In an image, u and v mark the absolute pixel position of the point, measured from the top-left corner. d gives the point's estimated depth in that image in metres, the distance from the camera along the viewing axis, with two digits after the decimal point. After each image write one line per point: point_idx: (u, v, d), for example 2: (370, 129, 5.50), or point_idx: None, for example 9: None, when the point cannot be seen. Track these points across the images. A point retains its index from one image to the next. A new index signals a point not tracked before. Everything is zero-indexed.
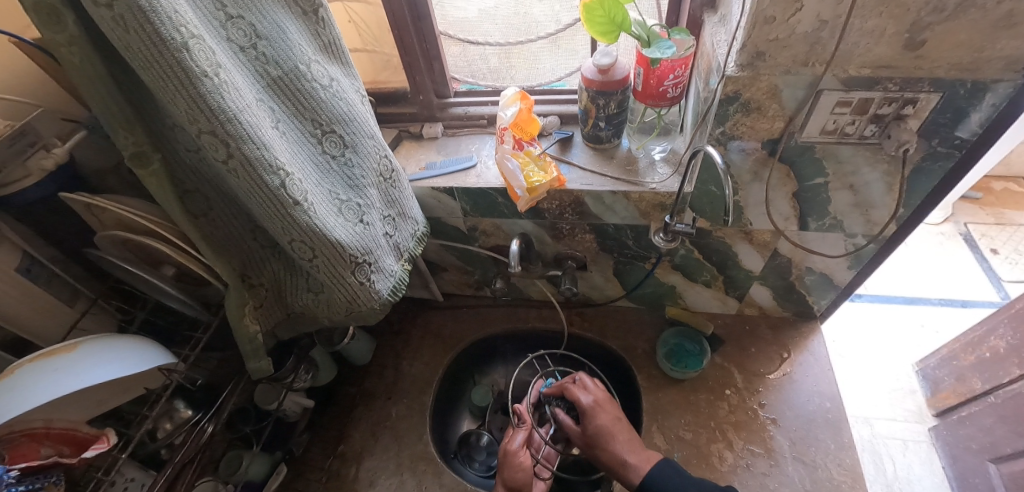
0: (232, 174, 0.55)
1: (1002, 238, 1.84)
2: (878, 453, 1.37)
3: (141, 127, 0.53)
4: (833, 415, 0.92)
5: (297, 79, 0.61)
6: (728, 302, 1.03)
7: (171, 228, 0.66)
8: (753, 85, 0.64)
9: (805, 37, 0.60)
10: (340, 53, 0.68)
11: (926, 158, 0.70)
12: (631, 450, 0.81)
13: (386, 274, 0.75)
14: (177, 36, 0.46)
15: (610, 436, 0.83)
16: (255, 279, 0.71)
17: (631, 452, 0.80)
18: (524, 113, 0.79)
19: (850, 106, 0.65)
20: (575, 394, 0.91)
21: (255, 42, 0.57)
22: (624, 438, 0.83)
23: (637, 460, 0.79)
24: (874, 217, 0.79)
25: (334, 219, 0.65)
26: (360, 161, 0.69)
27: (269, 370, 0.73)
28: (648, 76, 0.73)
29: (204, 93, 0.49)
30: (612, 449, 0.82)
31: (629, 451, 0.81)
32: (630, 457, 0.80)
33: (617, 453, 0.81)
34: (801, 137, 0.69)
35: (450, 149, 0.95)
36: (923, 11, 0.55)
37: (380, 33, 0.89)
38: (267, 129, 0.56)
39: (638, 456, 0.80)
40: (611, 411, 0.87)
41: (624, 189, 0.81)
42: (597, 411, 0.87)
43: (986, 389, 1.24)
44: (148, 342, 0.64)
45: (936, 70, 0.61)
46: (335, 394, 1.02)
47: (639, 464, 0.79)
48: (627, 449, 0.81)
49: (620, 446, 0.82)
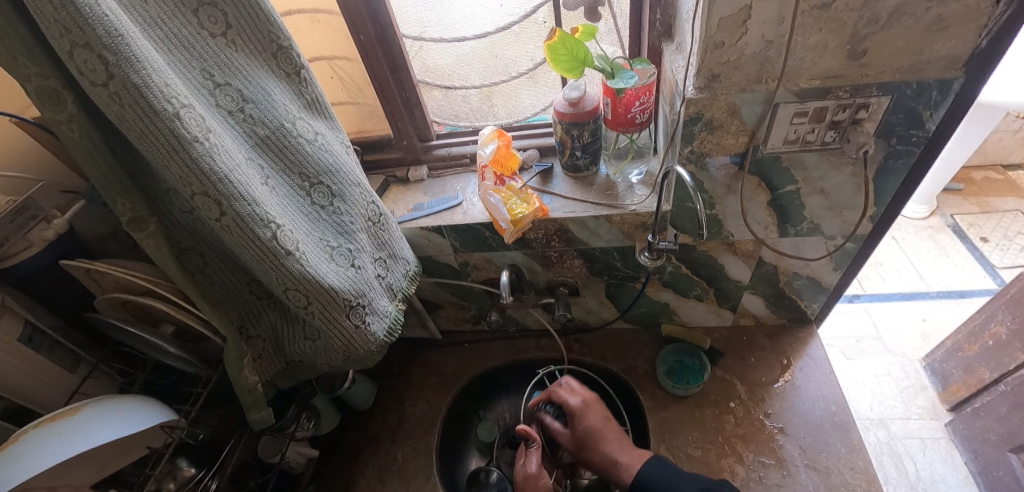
0: (225, 231, 0.58)
1: (990, 226, 1.87)
2: (898, 455, 1.35)
3: (138, 192, 0.56)
4: (840, 418, 0.92)
5: (284, 136, 0.64)
6: (722, 314, 1.04)
7: (168, 285, 0.67)
8: (713, 105, 0.68)
9: (755, 57, 0.64)
10: (324, 108, 0.72)
11: (888, 156, 0.73)
12: (623, 451, 0.84)
13: (380, 315, 0.76)
14: (169, 107, 0.50)
15: (599, 436, 0.87)
16: (252, 331, 0.72)
17: (623, 453, 0.83)
18: (502, 149, 0.83)
19: (806, 115, 0.68)
20: (563, 397, 0.93)
21: (242, 105, 0.61)
22: (614, 437, 0.86)
23: (627, 459, 0.82)
24: (849, 218, 0.82)
25: (326, 265, 0.67)
26: (348, 208, 0.72)
27: (270, 421, 0.72)
28: (616, 105, 0.77)
29: (196, 157, 0.53)
30: (602, 447, 0.86)
31: (620, 451, 0.84)
32: (623, 457, 0.83)
33: (609, 454, 0.84)
34: (765, 148, 0.73)
35: (437, 190, 0.99)
36: (859, 24, 0.60)
37: (361, 87, 0.94)
38: (257, 185, 0.60)
39: (631, 456, 0.83)
40: (600, 411, 0.91)
41: (605, 212, 0.84)
42: (586, 412, 0.90)
43: (995, 378, 1.23)
44: (149, 400, 0.65)
45: (882, 75, 0.65)
46: (339, 442, 1.02)
47: (631, 463, 0.82)
48: (617, 448, 0.85)
49: (610, 446, 0.85)
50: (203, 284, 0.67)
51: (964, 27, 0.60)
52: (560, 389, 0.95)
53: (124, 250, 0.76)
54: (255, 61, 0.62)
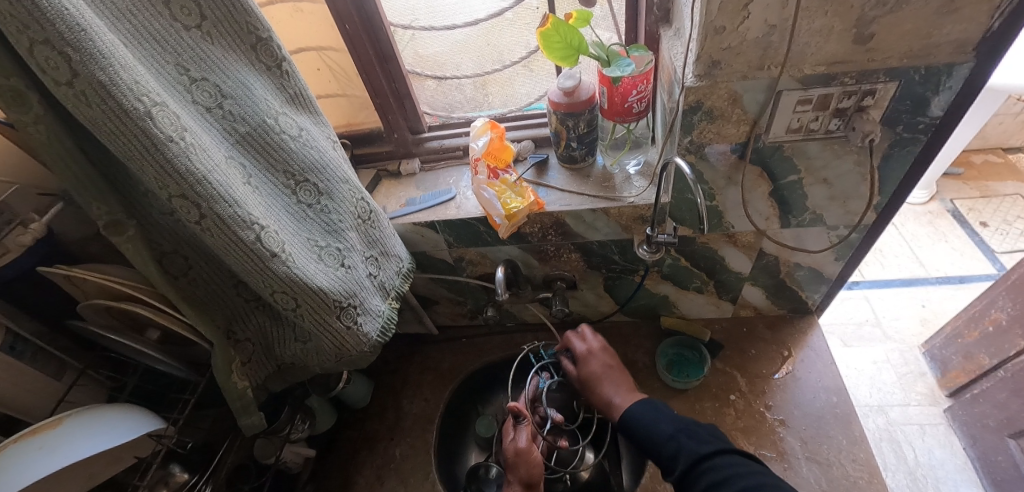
0: (207, 234, 0.55)
1: (990, 210, 1.85)
2: (897, 441, 1.35)
3: (114, 195, 0.54)
4: (842, 410, 0.91)
5: (266, 133, 0.62)
6: (722, 306, 1.02)
7: (150, 291, 0.65)
8: (714, 93, 0.65)
9: (757, 43, 0.61)
10: (308, 102, 0.69)
11: (894, 144, 0.71)
12: (618, 392, 0.82)
13: (373, 315, 0.74)
14: (141, 105, 0.47)
15: (599, 379, 0.85)
16: (241, 335, 0.70)
17: (617, 394, 0.81)
18: (495, 141, 0.80)
19: (810, 103, 0.66)
20: (570, 343, 0.91)
21: (220, 102, 0.58)
22: (612, 381, 0.84)
23: (622, 399, 0.80)
24: (852, 207, 0.80)
25: (314, 266, 0.65)
26: (336, 206, 0.69)
27: (262, 426, 0.71)
28: (612, 94, 0.75)
29: (172, 158, 0.50)
30: (600, 390, 0.84)
31: (616, 393, 0.82)
32: (617, 399, 0.81)
33: (605, 396, 0.82)
34: (768, 138, 0.70)
35: (429, 184, 0.96)
36: (866, 6, 0.57)
37: (350, 78, 0.91)
38: (238, 185, 0.57)
39: (626, 398, 0.81)
40: (605, 358, 0.87)
41: (602, 205, 0.81)
42: (590, 358, 0.87)
43: (994, 363, 1.23)
44: (135, 407, 0.64)
45: (889, 60, 0.62)
46: (336, 441, 1.01)
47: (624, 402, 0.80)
48: (615, 392, 0.82)
49: (608, 388, 0.83)
50: (188, 288, 0.65)
51: (977, 9, 0.57)
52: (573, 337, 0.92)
53: (107, 252, 0.73)
54: (233, 54, 0.59)
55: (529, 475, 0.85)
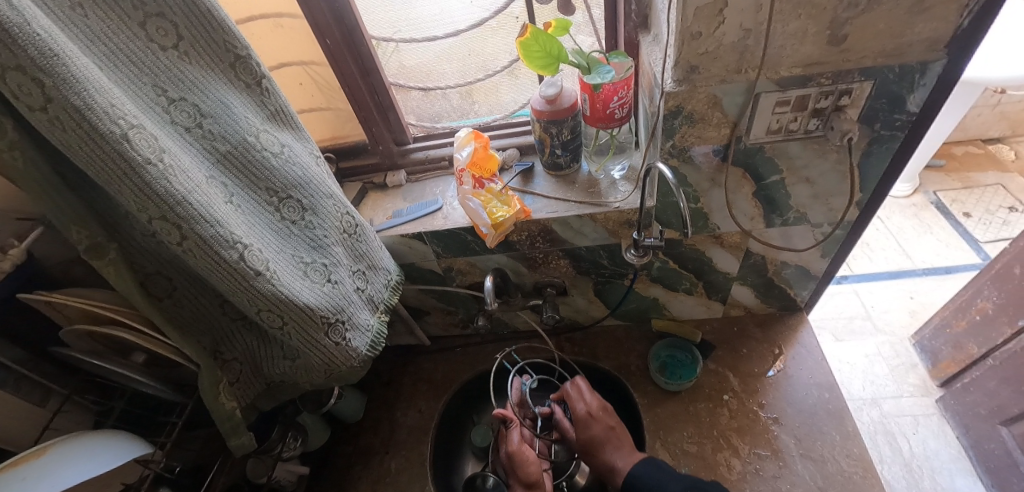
0: (189, 255, 0.55)
1: (972, 201, 1.88)
2: (891, 433, 1.36)
3: (93, 219, 0.53)
4: (834, 405, 0.92)
5: (247, 151, 0.61)
6: (712, 306, 1.02)
7: (131, 313, 0.63)
8: (693, 97, 0.66)
9: (733, 47, 0.62)
10: (289, 118, 0.69)
11: (873, 142, 0.72)
12: (621, 456, 0.86)
13: (362, 329, 0.74)
14: (116, 129, 0.47)
15: (603, 442, 0.87)
16: (228, 355, 0.69)
17: (621, 458, 0.85)
18: (480, 151, 0.81)
19: (788, 104, 0.66)
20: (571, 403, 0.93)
21: (199, 121, 0.58)
22: (613, 443, 0.87)
23: (625, 462, 0.85)
24: (835, 205, 0.81)
25: (300, 283, 0.64)
26: (321, 221, 0.69)
27: (252, 446, 0.70)
28: (594, 101, 0.75)
29: (150, 181, 0.49)
30: (603, 453, 0.87)
31: (619, 456, 0.86)
32: (620, 463, 0.85)
33: (609, 461, 0.86)
34: (749, 139, 0.71)
35: (416, 195, 0.96)
36: (838, 8, 0.58)
37: (332, 92, 0.91)
38: (220, 205, 0.57)
39: (628, 460, 0.85)
40: (605, 421, 0.89)
41: (589, 210, 0.82)
42: (591, 421, 0.89)
43: (983, 352, 1.24)
44: (122, 433, 0.63)
45: (863, 60, 0.63)
46: (331, 457, 0.99)
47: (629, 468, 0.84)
48: (618, 455, 0.86)
49: (609, 451, 0.87)
50: (172, 310, 0.64)
51: (946, 8, 0.58)
52: (569, 393, 0.94)
53: (89, 274, 0.72)
54: (211, 73, 0.59)
55: (527, 476, 0.89)
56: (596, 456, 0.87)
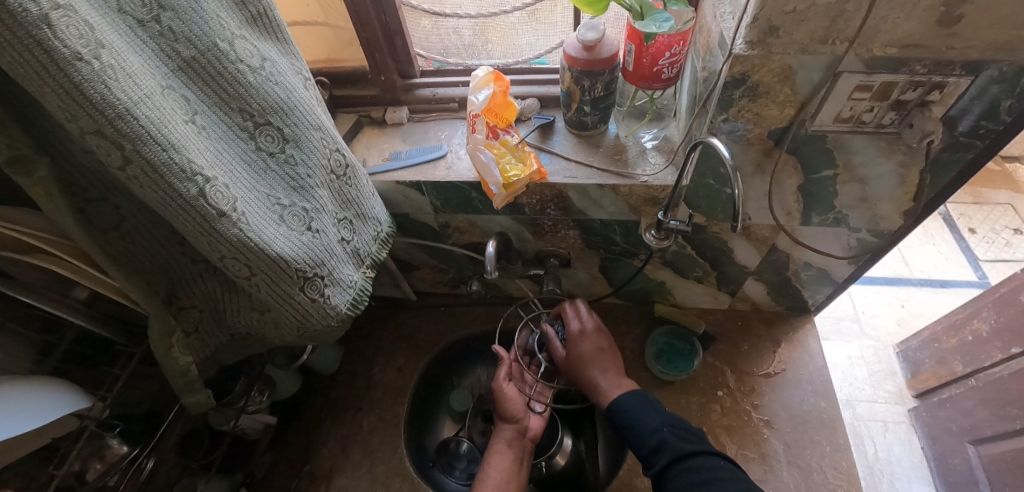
0: (136, 183, 0.44)
1: (980, 217, 1.82)
2: (860, 435, 1.37)
3: (16, 124, 0.42)
4: (828, 415, 0.88)
5: (218, 60, 0.49)
6: (720, 297, 0.96)
7: (72, 247, 0.53)
8: (764, 66, 0.56)
9: (828, 10, 0.50)
10: (275, 26, 0.56)
11: (947, 148, 0.63)
12: (606, 376, 0.80)
13: (344, 286, 0.65)
14: (32, 7, 0.35)
15: (588, 361, 0.83)
16: (186, 300, 0.61)
17: (605, 377, 0.80)
18: (499, 96, 0.69)
19: (870, 90, 0.57)
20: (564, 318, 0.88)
21: (157, 13, 0.45)
22: (601, 362, 0.82)
23: (610, 385, 0.79)
24: (880, 212, 0.73)
25: (274, 229, 0.55)
26: (305, 158, 0.58)
27: (210, 404, 0.63)
28: (641, 54, 0.64)
29: (81, 83, 0.38)
30: (587, 371, 0.82)
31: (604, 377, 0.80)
32: (604, 382, 0.80)
33: (592, 379, 0.81)
34: (812, 125, 0.61)
35: (417, 137, 0.85)
36: None
37: (331, 4, 0.76)
38: (178, 125, 0.45)
39: (612, 383, 0.80)
40: (595, 341, 0.84)
41: (612, 181, 0.72)
42: (581, 340, 0.84)
43: (967, 372, 1.22)
44: (53, 383, 0.54)
45: (970, 50, 0.53)
46: (301, 407, 0.94)
47: (609, 389, 0.79)
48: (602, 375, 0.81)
49: (596, 370, 0.81)
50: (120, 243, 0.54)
51: None
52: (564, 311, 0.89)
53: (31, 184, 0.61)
54: None
55: (505, 411, 0.85)
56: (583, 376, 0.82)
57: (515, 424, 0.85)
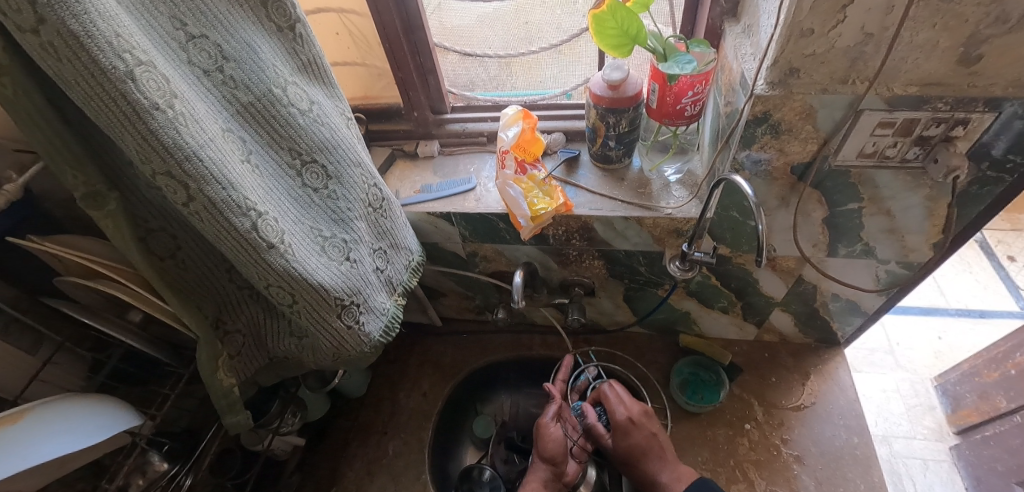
0: (196, 218, 0.48)
1: (1020, 244, 1.76)
2: (898, 474, 1.31)
3: (94, 164, 0.46)
4: (862, 452, 0.86)
5: (272, 105, 0.54)
6: (746, 328, 0.96)
7: (132, 274, 0.58)
8: (786, 104, 0.57)
9: (846, 52, 0.53)
10: (322, 71, 0.61)
11: (974, 182, 0.63)
12: (664, 469, 0.80)
13: (377, 313, 0.68)
14: (120, 65, 0.39)
15: (646, 452, 0.81)
16: (231, 325, 0.64)
17: (665, 472, 0.80)
18: (527, 133, 0.72)
19: (892, 127, 0.58)
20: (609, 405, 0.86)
21: (221, 64, 0.50)
22: (656, 453, 0.81)
23: (671, 480, 0.79)
24: (910, 244, 0.72)
25: (316, 259, 0.58)
26: (345, 192, 0.62)
27: (248, 425, 0.66)
28: (664, 93, 0.66)
29: (156, 130, 0.42)
30: (643, 465, 0.81)
31: (662, 469, 0.80)
32: (664, 477, 0.79)
33: (651, 473, 0.80)
34: (835, 160, 0.62)
35: (447, 170, 0.88)
36: (982, 23, 0.48)
37: (371, 46, 0.82)
38: (235, 164, 0.49)
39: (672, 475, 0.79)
40: (646, 427, 0.83)
41: (637, 214, 0.74)
42: (632, 429, 0.82)
43: (1011, 408, 1.17)
44: (107, 401, 0.57)
45: (992, 87, 0.54)
46: (328, 430, 0.96)
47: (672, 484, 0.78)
48: (660, 467, 0.80)
49: (654, 463, 0.81)
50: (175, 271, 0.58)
51: None
52: (608, 398, 0.87)
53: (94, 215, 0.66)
54: (239, 9, 0.51)
55: (546, 452, 0.85)
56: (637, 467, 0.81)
57: (552, 466, 0.84)
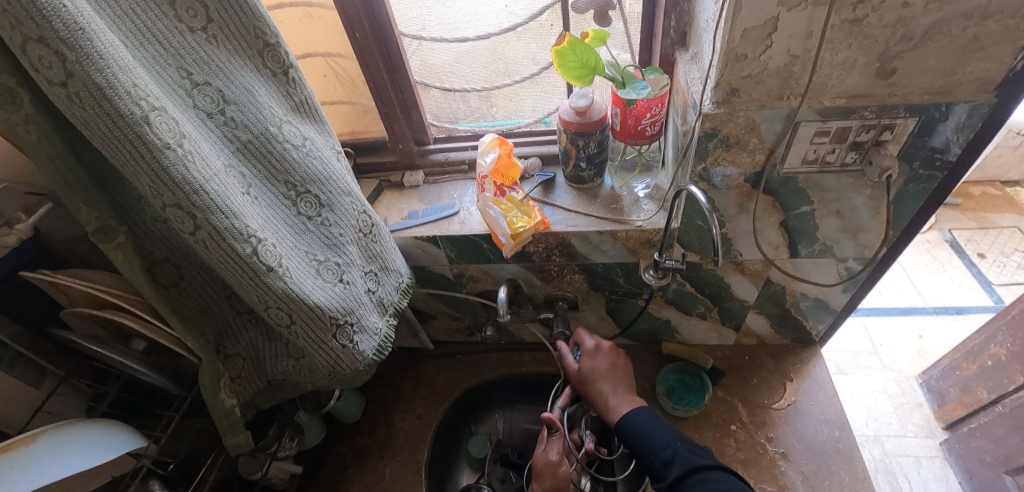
0: (200, 245, 0.53)
1: (987, 242, 1.85)
2: (892, 472, 1.33)
3: (106, 201, 0.51)
4: (844, 445, 0.89)
5: (269, 141, 0.59)
6: (725, 332, 1.00)
7: (138, 301, 0.62)
8: (731, 121, 0.64)
9: (778, 72, 0.60)
10: (314, 111, 0.67)
11: (909, 180, 0.70)
12: (615, 393, 0.82)
13: (370, 332, 0.72)
14: (137, 110, 0.45)
15: (598, 376, 0.84)
16: (231, 349, 0.67)
17: (615, 396, 0.81)
18: (504, 158, 0.79)
19: (828, 135, 0.65)
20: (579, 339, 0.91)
21: (223, 107, 0.56)
22: (613, 381, 0.84)
23: (618, 403, 0.80)
24: (864, 241, 0.78)
25: (312, 281, 0.62)
26: (338, 219, 0.67)
27: (248, 446, 0.68)
28: (625, 116, 0.73)
29: (167, 167, 0.47)
30: (598, 387, 0.83)
31: (614, 394, 0.82)
32: (613, 400, 0.81)
33: (603, 393, 0.82)
34: (783, 168, 0.69)
35: (433, 197, 0.94)
36: (891, 41, 0.56)
37: (356, 86, 0.89)
38: (237, 195, 0.54)
39: (623, 402, 0.81)
40: (610, 357, 0.87)
41: (610, 227, 0.79)
42: (596, 355, 0.87)
43: (992, 398, 1.21)
44: (115, 426, 0.61)
45: (910, 96, 0.61)
46: (325, 457, 0.97)
47: (619, 407, 0.80)
48: (613, 392, 0.82)
49: (606, 386, 0.83)
50: (178, 300, 0.62)
51: (1000, 49, 0.56)
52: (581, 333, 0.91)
53: (96, 253, 0.70)
54: (239, 59, 0.57)
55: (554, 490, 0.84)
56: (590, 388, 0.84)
57: None
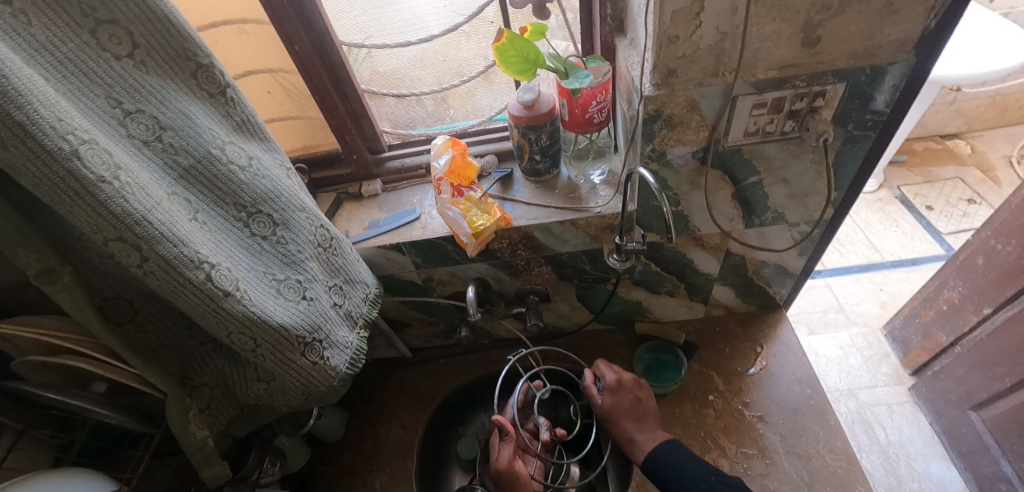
0: (151, 277, 0.51)
1: (934, 195, 1.94)
2: (868, 422, 1.39)
3: (45, 243, 0.49)
4: (816, 401, 0.93)
5: (213, 165, 0.58)
6: (694, 307, 1.03)
7: (94, 342, 0.59)
8: (671, 101, 0.66)
9: (710, 50, 0.62)
10: (258, 128, 0.65)
11: (846, 142, 0.73)
12: (640, 431, 0.86)
13: (340, 347, 0.72)
14: (65, 145, 0.43)
15: (621, 414, 0.87)
16: (197, 380, 0.66)
17: (640, 432, 0.85)
18: (457, 159, 0.79)
19: (765, 106, 0.67)
20: (601, 372, 0.92)
21: (160, 134, 0.55)
22: (637, 419, 0.87)
23: (643, 438, 0.85)
24: (811, 205, 0.82)
25: (272, 302, 0.62)
26: (295, 236, 0.66)
27: (227, 475, 0.67)
28: (572, 106, 0.74)
29: (104, 201, 0.46)
30: (623, 425, 0.87)
31: (638, 430, 0.86)
32: (638, 436, 0.85)
33: (627, 431, 0.86)
34: (727, 142, 0.71)
35: (393, 205, 0.94)
36: (811, 11, 0.58)
37: (303, 99, 0.87)
38: (184, 223, 0.53)
39: (648, 437, 0.85)
40: (631, 391, 0.89)
41: (570, 216, 0.81)
42: (620, 391, 0.89)
43: (951, 341, 1.28)
44: (86, 471, 0.60)
45: (836, 62, 0.64)
46: (312, 478, 0.96)
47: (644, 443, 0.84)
48: (637, 429, 0.86)
49: (630, 425, 0.87)
50: (134, 335, 0.60)
51: (913, 10, 0.59)
52: (602, 365, 0.93)
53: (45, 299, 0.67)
54: (172, 83, 0.56)
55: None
56: (614, 425, 0.88)
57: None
